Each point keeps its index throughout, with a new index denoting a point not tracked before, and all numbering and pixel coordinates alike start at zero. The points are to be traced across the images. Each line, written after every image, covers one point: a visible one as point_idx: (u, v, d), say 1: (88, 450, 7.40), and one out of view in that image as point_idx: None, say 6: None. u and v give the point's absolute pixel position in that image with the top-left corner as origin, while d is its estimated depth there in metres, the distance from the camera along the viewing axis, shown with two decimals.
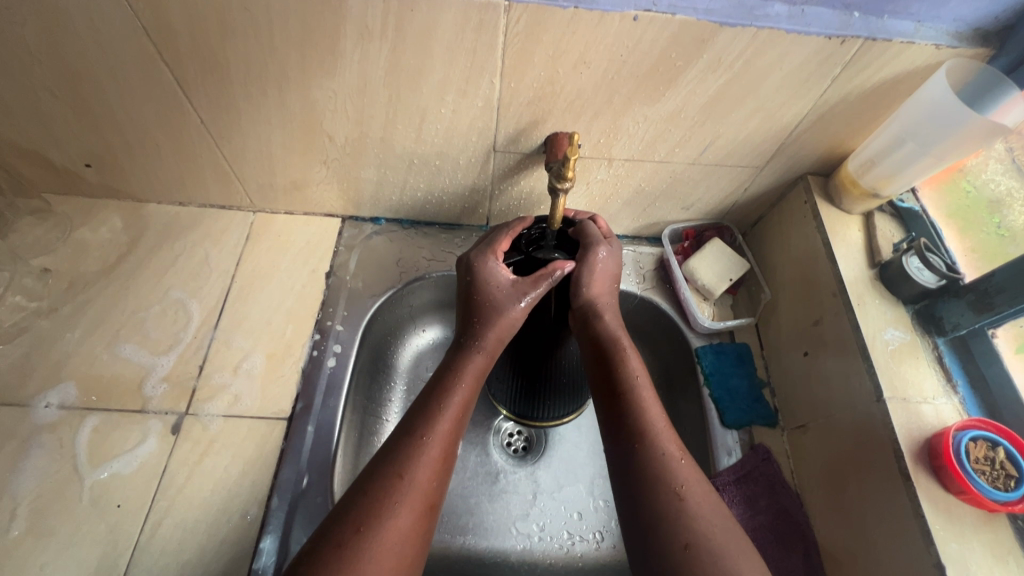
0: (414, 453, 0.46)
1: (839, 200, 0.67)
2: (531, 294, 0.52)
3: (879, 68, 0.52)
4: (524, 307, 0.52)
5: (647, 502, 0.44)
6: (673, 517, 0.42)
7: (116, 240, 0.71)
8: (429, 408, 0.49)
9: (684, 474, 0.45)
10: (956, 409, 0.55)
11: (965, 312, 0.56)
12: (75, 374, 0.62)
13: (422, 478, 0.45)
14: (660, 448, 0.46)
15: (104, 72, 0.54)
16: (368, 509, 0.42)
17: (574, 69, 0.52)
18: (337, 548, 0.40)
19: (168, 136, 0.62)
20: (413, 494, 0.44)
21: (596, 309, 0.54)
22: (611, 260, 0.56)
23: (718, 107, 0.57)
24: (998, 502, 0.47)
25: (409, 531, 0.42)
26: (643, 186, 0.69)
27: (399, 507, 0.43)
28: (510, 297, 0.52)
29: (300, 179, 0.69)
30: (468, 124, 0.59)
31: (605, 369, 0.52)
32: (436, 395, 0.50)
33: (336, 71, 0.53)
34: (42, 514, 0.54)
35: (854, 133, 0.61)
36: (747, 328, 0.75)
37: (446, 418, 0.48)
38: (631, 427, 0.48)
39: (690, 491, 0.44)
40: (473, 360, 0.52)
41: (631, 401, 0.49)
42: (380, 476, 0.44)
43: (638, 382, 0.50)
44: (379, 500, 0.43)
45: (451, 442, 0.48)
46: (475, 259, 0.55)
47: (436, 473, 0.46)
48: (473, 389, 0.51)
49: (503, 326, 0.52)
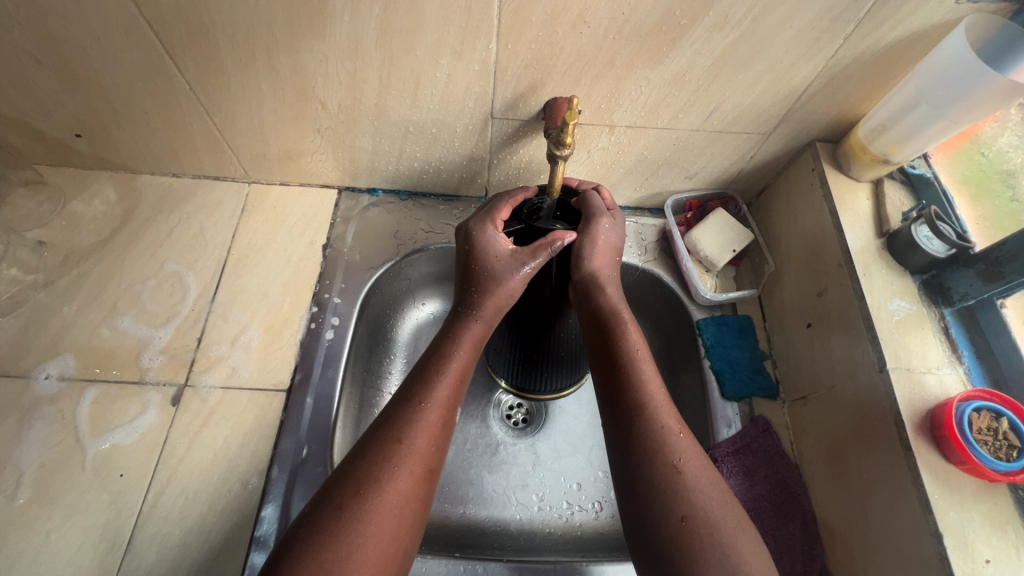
0: (413, 418, 0.46)
1: (848, 166, 0.65)
2: (531, 264, 0.51)
3: (895, 26, 0.50)
4: (524, 277, 0.51)
5: (645, 473, 0.43)
6: (671, 490, 0.42)
7: (110, 212, 0.70)
8: (427, 376, 0.48)
9: (682, 447, 0.45)
10: (959, 380, 0.54)
11: (974, 282, 0.54)
12: (73, 346, 0.62)
13: (421, 443, 0.45)
14: (659, 421, 0.46)
15: (85, 35, 0.52)
16: (367, 473, 0.42)
17: (574, 29, 0.50)
18: (335, 510, 0.40)
19: (157, 103, 0.60)
20: (411, 459, 0.44)
21: (597, 282, 0.53)
22: (613, 232, 0.54)
23: (725, 69, 0.54)
24: (999, 472, 0.47)
25: (408, 493, 0.43)
26: (646, 154, 0.67)
27: (397, 471, 0.43)
28: (510, 266, 0.51)
29: (295, 149, 0.67)
30: (465, 90, 0.57)
31: (605, 342, 0.51)
32: (435, 362, 0.50)
33: (326, 33, 0.51)
34: (46, 483, 0.54)
35: (866, 96, 0.59)
36: (750, 300, 0.74)
37: (445, 385, 0.48)
38: (630, 400, 0.47)
39: (688, 464, 0.44)
40: (471, 330, 0.51)
41: (631, 374, 0.48)
42: (379, 441, 0.44)
43: (639, 355, 0.50)
44: (379, 464, 0.43)
45: (450, 408, 0.48)
46: (474, 227, 0.53)
47: (435, 437, 0.46)
48: (472, 358, 0.51)
49: (502, 296, 0.52)
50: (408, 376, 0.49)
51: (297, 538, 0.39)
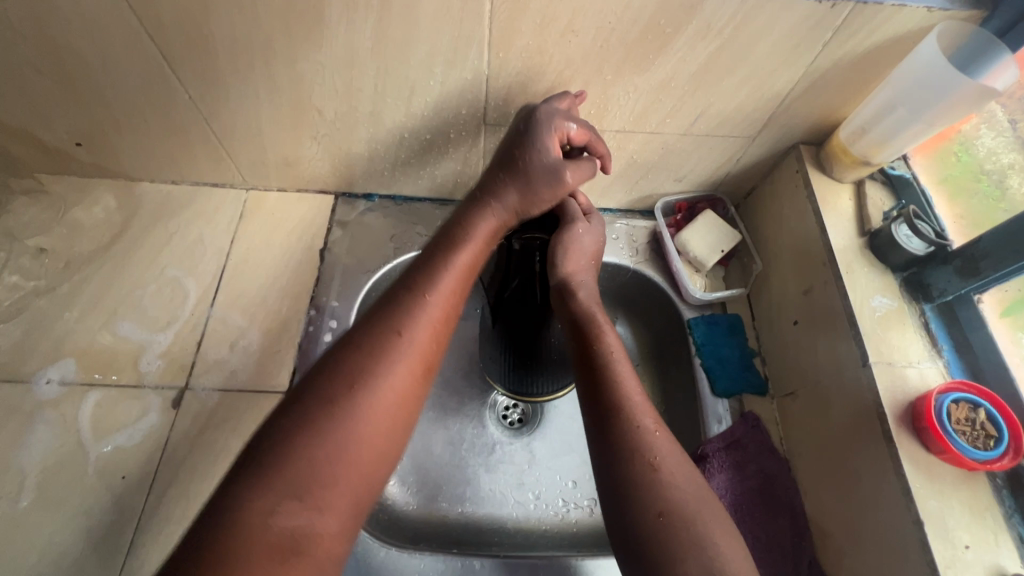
0: (414, 313, 0.46)
1: (830, 168, 0.67)
2: (573, 174, 0.54)
3: (871, 33, 0.52)
4: (576, 178, 0.55)
5: (623, 471, 0.45)
6: (647, 486, 0.44)
7: (110, 219, 0.71)
8: (434, 269, 0.49)
9: (659, 447, 0.46)
10: (939, 373, 0.56)
11: (952, 278, 0.56)
12: (75, 351, 0.63)
13: (421, 339, 0.46)
14: (636, 421, 0.47)
15: (88, 46, 0.53)
16: (364, 369, 0.43)
17: (563, 38, 0.52)
18: (326, 403, 0.41)
19: (157, 112, 0.61)
20: (410, 355, 0.45)
21: (569, 285, 0.56)
22: (588, 237, 0.58)
23: (709, 75, 0.56)
24: (977, 461, 0.49)
25: (400, 393, 0.43)
26: (635, 157, 0.69)
27: (395, 367, 0.44)
28: (555, 169, 0.53)
29: (292, 155, 0.69)
30: (458, 96, 0.59)
31: (583, 343, 0.53)
32: (439, 260, 0.50)
33: (324, 42, 0.53)
34: (50, 485, 0.56)
35: (846, 100, 0.61)
36: (738, 299, 0.76)
37: (449, 278, 0.49)
38: (607, 399, 0.49)
39: (665, 461, 0.45)
40: (495, 217, 0.53)
41: (608, 374, 0.50)
42: (378, 333, 0.45)
43: (615, 358, 0.52)
44: (374, 356, 0.43)
45: (451, 305, 0.49)
46: (541, 112, 0.54)
47: (433, 336, 0.47)
48: (481, 252, 0.53)
49: (527, 193, 0.54)
50: (415, 268, 0.50)
51: (260, 452, 0.39)
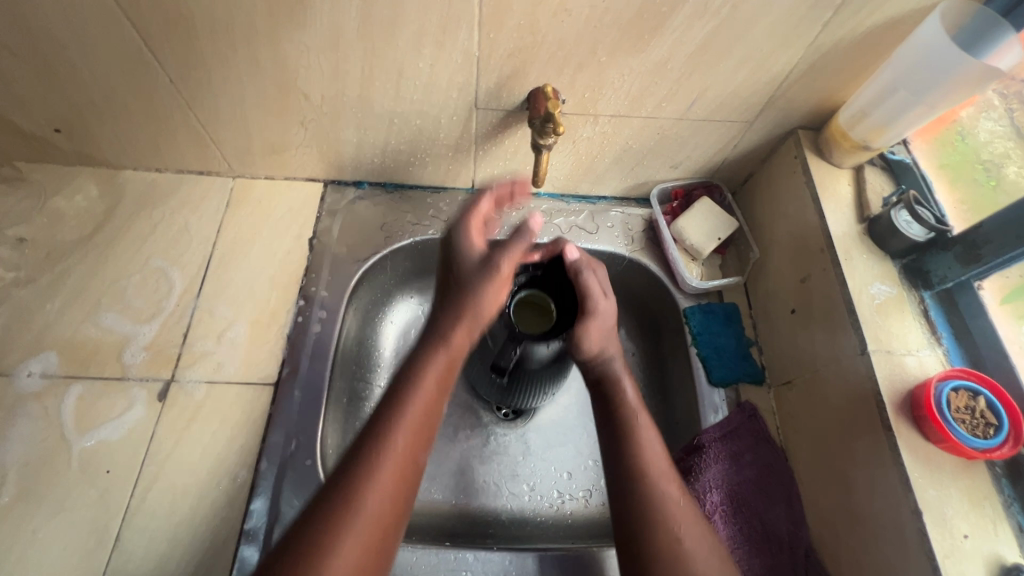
0: (378, 447, 0.46)
1: (829, 153, 0.65)
2: (503, 261, 0.54)
3: (871, 12, 0.51)
4: (508, 263, 0.54)
5: (648, 543, 0.47)
6: (675, 563, 0.46)
7: (92, 208, 0.69)
8: (393, 404, 0.48)
9: (683, 519, 0.48)
10: (939, 361, 0.55)
11: (953, 264, 0.56)
12: (57, 343, 0.61)
13: (390, 466, 0.45)
14: (661, 491, 0.50)
15: (63, 28, 0.51)
16: (336, 502, 0.43)
17: (555, 17, 0.50)
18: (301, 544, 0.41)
19: (138, 98, 0.59)
20: (380, 480, 0.45)
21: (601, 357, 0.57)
22: (609, 311, 0.57)
23: (706, 57, 0.55)
24: (977, 449, 0.48)
25: (378, 513, 0.44)
26: (630, 143, 0.67)
27: (368, 491, 0.44)
28: (483, 267, 0.53)
29: (278, 142, 0.67)
30: (447, 80, 0.57)
31: (608, 412, 0.55)
32: (396, 400, 0.49)
33: (308, 23, 0.51)
34: (33, 480, 0.54)
35: (845, 83, 0.60)
36: (735, 287, 0.74)
37: (410, 412, 0.48)
38: (630, 467, 0.51)
39: (689, 534, 0.47)
40: (439, 355, 0.51)
41: (632, 441, 0.52)
42: (346, 469, 0.45)
43: (639, 424, 0.54)
44: (344, 492, 0.44)
45: (419, 436, 0.48)
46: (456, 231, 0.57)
47: (405, 459, 0.47)
48: (442, 386, 0.51)
49: (471, 315, 0.53)
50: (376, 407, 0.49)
51: None
